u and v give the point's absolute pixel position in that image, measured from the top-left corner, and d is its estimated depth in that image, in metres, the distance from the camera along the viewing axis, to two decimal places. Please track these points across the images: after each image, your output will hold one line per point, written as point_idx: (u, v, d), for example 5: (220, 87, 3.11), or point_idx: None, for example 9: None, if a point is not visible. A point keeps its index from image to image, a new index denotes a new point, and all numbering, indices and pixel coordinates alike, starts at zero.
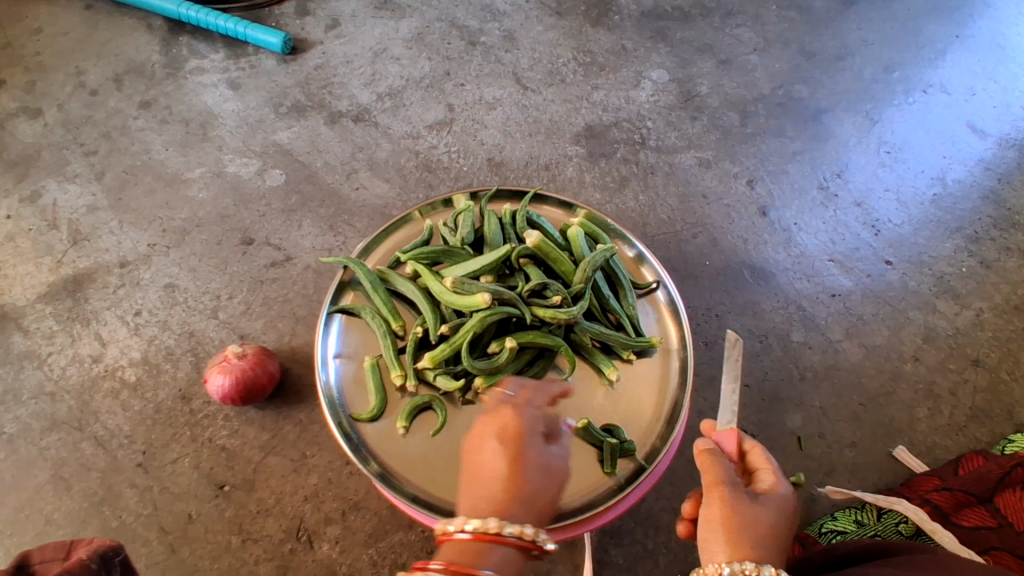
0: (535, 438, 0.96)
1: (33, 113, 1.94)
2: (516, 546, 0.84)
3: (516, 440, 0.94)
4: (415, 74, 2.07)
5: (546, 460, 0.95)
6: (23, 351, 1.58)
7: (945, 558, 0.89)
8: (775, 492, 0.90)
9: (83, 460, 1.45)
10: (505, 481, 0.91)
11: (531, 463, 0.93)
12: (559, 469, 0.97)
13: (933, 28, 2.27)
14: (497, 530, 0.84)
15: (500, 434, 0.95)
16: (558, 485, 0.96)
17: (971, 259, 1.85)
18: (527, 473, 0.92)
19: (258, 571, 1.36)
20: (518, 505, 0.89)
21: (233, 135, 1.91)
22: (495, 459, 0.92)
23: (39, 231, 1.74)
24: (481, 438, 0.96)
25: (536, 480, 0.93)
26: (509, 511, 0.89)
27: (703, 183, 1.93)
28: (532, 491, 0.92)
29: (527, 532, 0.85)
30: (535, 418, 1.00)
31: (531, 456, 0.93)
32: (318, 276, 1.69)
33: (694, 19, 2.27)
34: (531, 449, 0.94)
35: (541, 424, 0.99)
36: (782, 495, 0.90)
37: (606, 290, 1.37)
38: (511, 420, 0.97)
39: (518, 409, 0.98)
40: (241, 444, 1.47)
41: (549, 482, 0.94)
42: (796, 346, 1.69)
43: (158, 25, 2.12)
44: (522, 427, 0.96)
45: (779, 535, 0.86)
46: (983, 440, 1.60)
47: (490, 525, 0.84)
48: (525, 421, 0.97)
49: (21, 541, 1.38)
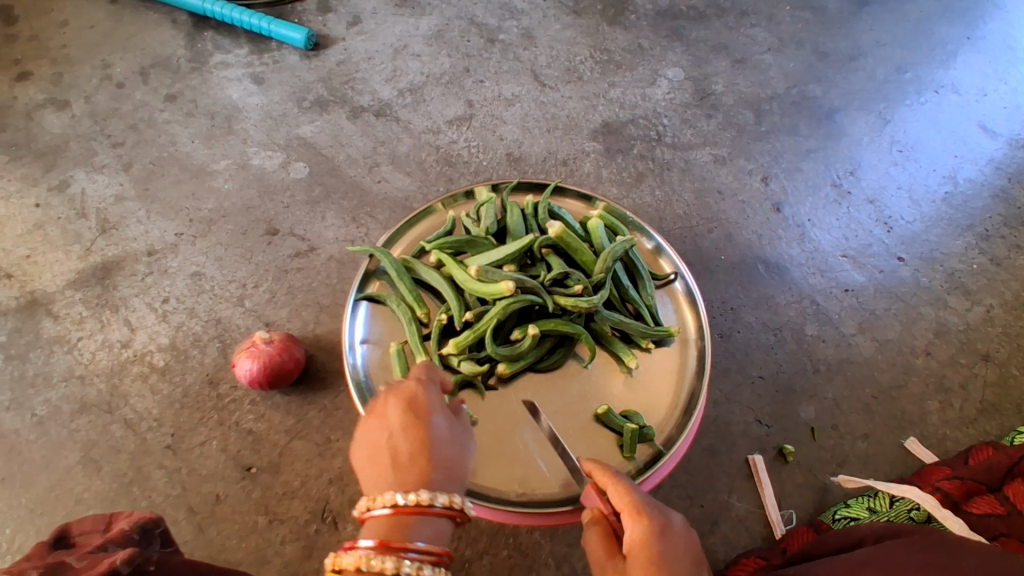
0: (440, 409, 0.95)
1: (61, 104, 1.98)
2: (444, 515, 0.86)
3: (423, 413, 0.93)
4: (435, 71, 2.11)
5: (454, 430, 0.94)
6: (54, 335, 1.61)
7: (951, 538, 0.93)
8: (643, 534, 0.89)
9: (112, 442, 1.49)
10: (421, 450, 0.90)
11: (439, 433, 0.92)
12: (469, 443, 0.96)
13: (945, 29, 2.30)
14: (426, 503, 0.84)
15: (408, 411, 0.93)
16: (469, 458, 0.95)
17: (982, 256, 1.87)
18: (438, 441, 0.91)
19: (284, 551, 1.39)
20: (440, 474, 0.89)
21: (257, 128, 1.95)
22: (401, 431, 0.91)
23: (68, 219, 1.78)
24: (386, 412, 0.94)
25: (447, 449, 0.92)
26: (429, 481, 0.88)
27: (718, 180, 1.96)
28: (446, 459, 0.91)
29: (454, 501, 0.86)
30: (438, 392, 0.99)
31: (438, 426, 0.93)
32: (341, 266, 1.73)
33: (709, 19, 2.30)
34: (438, 421, 0.93)
35: (441, 398, 0.98)
36: (670, 527, 0.90)
37: (625, 281, 1.37)
38: (416, 394, 0.96)
39: (421, 382, 0.97)
40: (267, 428, 1.51)
41: (462, 451, 0.94)
42: (809, 339, 1.72)
43: (183, 20, 2.16)
44: (428, 399, 0.95)
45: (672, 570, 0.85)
46: (993, 433, 1.62)
47: (417, 498, 0.84)
48: (430, 393, 0.96)
49: (52, 520, 1.41)
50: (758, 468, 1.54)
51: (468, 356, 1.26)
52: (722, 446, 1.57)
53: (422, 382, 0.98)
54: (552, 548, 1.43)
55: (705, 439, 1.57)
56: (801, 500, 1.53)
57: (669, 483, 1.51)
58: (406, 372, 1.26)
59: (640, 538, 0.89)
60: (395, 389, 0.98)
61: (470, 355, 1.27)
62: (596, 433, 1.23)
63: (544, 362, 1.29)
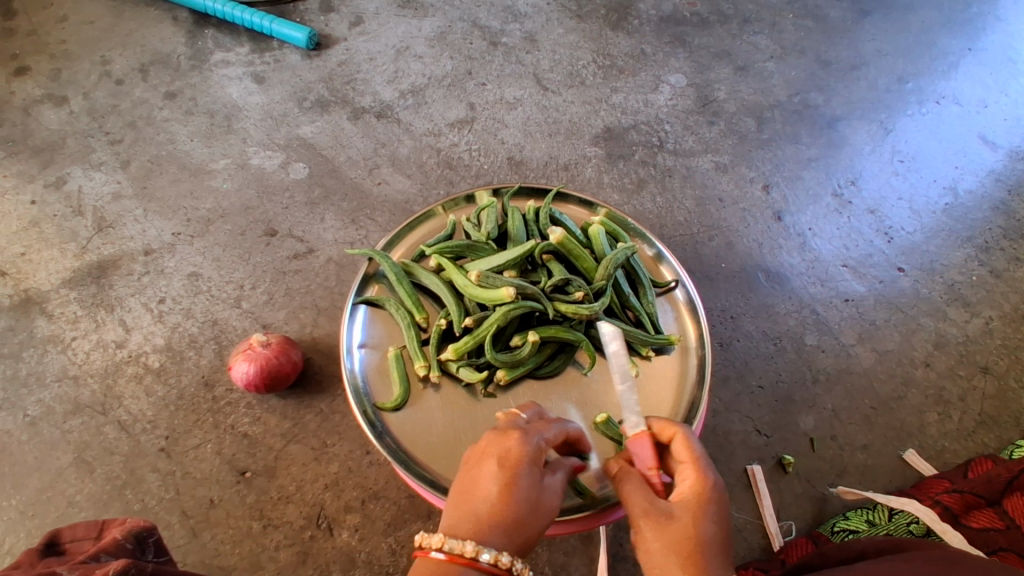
0: (532, 469, 0.89)
1: (58, 100, 1.96)
2: (488, 573, 0.80)
3: (514, 467, 0.88)
4: (437, 73, 2.10)
5: (536, 495, 0.88)
6: (47, 334, 1.60)
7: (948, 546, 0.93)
8: (700, 489, 0.86)
9: (106, 443, 1.47)
10: (493, 504, 0.85)
11: (518, 493, 0.86)
12: (549, 509, 0.90)
13: (947, 40, 2.30)
14: (472, 554, 0.80)
15: (501, 460, 0.88)
16: (543, 523, 0.89)
17: (981, 268, 1.87)
18: (514, 501, 0.85)
19: (279, 557, 1.38)
20: (499, 531, 0.84)
21: (257, 128, 1.94)
22: (485, 479, 0.87)
23: (64, 217, 1.76)
24: (481, 453, 0.90)
25: (519, 510, 0.86)
26: (485, 536, 0.83)
27: (719, 187, 1.96)
28: (514, 520, 0.85)
29: (502, 560, 0.81)
30: (539, 451, 0.92)
31: (520, 486, 0.86)
32: (340, 268, 1.72)
33: (712, 25, 2.30)
34: (524, 481, 0.87)
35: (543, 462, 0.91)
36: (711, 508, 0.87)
37: (626, 288, 1.35)
38: (515, 448, 0.90)
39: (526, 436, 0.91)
40: (263, 432, 1.49)
41: (536, 516, 0.87)
42: (809, 349, 1.72)
43: (184, 18, 2.14)
44: (525, 457, 0.89)
45: (714, 536, 0.84)
46: (991, 446, 1.62)
47: (465, 549, 0.80)
48: (527, 447, 0.90)
49: (43, 522, 1.39)
50: (757, 479, 1.53)
51: (467, 362, 1.25)
52: (721, 455, 1.57)
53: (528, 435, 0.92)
54: (549, 556, 1.42)
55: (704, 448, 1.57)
56: (799, 511, 1.52)
57: None
58: (404, 377, 1.24)
59: (696, 492, 0.86)
60: (500, 433, 0.93)
61: (470, 361, 1.25)
62: (597, 442, 1.20)
63: (544, 369, 1.27)
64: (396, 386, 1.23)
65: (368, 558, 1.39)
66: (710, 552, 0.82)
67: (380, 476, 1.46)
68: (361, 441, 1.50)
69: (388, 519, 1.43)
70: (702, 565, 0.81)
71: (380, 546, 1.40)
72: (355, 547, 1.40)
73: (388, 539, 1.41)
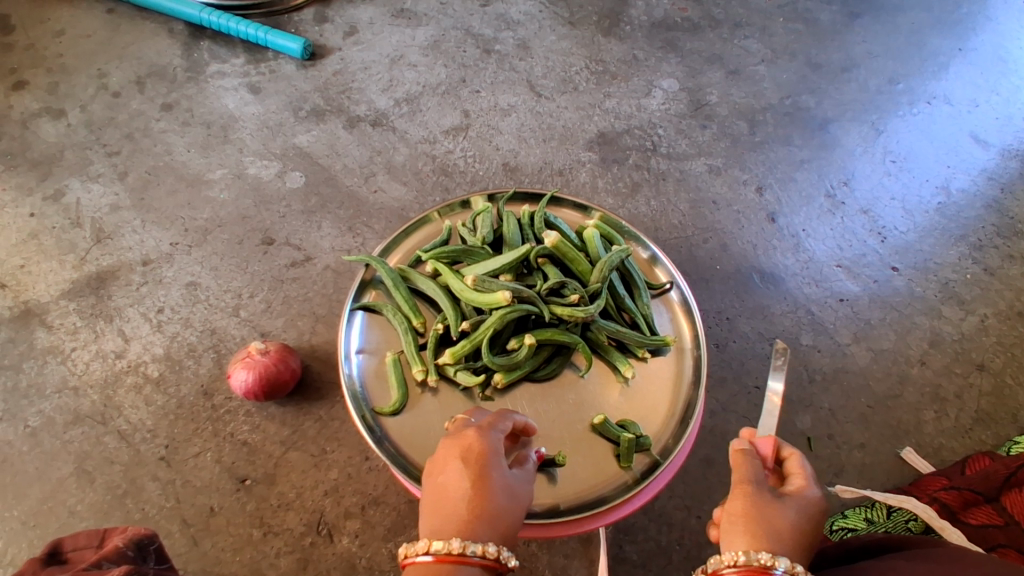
0: (497, 459, 0.93)
1: (56, 113, 1.97)
2: (480, 565, 0.81)
3: (479, 461, 0.91)
4: (432, 81, 2.11)
5: (507, 484, 0.91)
6: (47, 346, 1.60)
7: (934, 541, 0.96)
8: (803, 493, 0.87)
9: (106, 453, 1.47)
10: (469, 500, 0.87)
11: (490, 484, 0.89)
12: (522, 497, 0.93)
13: (937, 40, 2.33)
14: (460, 550, 0.81)
15: (464, 456, 0.92)
16: (519, 513, 0.92)
17: (975, 265, 1.89)
18: (489, 492, 0.88)
19: (280, 564, 1.38)
20: (482, 525, 0.86)
21: (253, 138, 1.95)
22: (456, 479, 0.89)
23: (63, 229, 1.77)
24: (443, 458, 0.93)
25: (496, 501, 0.89)
26: (472, 530, 0.85)
27: (713, 190, 1.97)
28: (492, 510, 0.88)
29: (490, 551, 0.82)
30: (497, 442, 0.96)
31: (490, 475, 0.90)
32: (337, 276, 1.73)
33: (703, 30, 2.32)
34: (492, 472, 0.91)
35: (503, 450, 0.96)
36: (811, 499, 0.86)
37: (621, 290, 1.36)
38: (474, 442, 0.94)
39: (482, 431, 0.96)
40: (263, 439, 1.50)
41: (514, 505, 0.91)
42: (805, 349, 1.73)
43: (180, 30, 2.16)
44: (486, 448, 0.93)
45: (804, 537, 0.82)
46: (988, 443, 1.63)
47: (452, 546, 0.81)
48: (485, 441, 0.94)
49: (44, 532, 1.39)
50: None
51: (465, 366, 1.26)
52: (719, 456, 1.57)
53: (484, 430, 0.96)
54: (550, 560, 1.43)
55: (703, 448, 1.58)
56: None
57: (666, 494, 1.51)
58: (402, 382, 1.25)
59: (799, 492, 0.87)
60: (456, 436, 0.96)
61: (467, 365, 1.26)
62: (594, 442, 1.22)
63: (541, 371, 1.28)
64: (394, 391, 1.24)
65: (369, 563, 1.39)
66: (787, 539, 0.80)
67: (380, 482, 1.46)
68: (361, 446, 1.50)
69: (388, 524, 1.43)
70: (775, 538, 0.80)
71: (380, 551, 1.41)
72: (355, 553, 1.40)
73: (389, 545, 1.41)
